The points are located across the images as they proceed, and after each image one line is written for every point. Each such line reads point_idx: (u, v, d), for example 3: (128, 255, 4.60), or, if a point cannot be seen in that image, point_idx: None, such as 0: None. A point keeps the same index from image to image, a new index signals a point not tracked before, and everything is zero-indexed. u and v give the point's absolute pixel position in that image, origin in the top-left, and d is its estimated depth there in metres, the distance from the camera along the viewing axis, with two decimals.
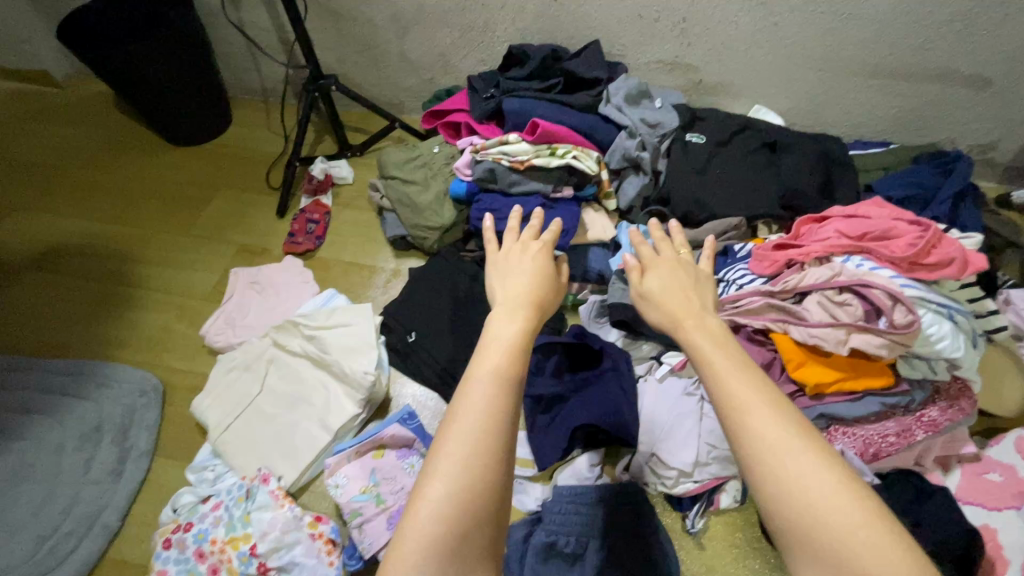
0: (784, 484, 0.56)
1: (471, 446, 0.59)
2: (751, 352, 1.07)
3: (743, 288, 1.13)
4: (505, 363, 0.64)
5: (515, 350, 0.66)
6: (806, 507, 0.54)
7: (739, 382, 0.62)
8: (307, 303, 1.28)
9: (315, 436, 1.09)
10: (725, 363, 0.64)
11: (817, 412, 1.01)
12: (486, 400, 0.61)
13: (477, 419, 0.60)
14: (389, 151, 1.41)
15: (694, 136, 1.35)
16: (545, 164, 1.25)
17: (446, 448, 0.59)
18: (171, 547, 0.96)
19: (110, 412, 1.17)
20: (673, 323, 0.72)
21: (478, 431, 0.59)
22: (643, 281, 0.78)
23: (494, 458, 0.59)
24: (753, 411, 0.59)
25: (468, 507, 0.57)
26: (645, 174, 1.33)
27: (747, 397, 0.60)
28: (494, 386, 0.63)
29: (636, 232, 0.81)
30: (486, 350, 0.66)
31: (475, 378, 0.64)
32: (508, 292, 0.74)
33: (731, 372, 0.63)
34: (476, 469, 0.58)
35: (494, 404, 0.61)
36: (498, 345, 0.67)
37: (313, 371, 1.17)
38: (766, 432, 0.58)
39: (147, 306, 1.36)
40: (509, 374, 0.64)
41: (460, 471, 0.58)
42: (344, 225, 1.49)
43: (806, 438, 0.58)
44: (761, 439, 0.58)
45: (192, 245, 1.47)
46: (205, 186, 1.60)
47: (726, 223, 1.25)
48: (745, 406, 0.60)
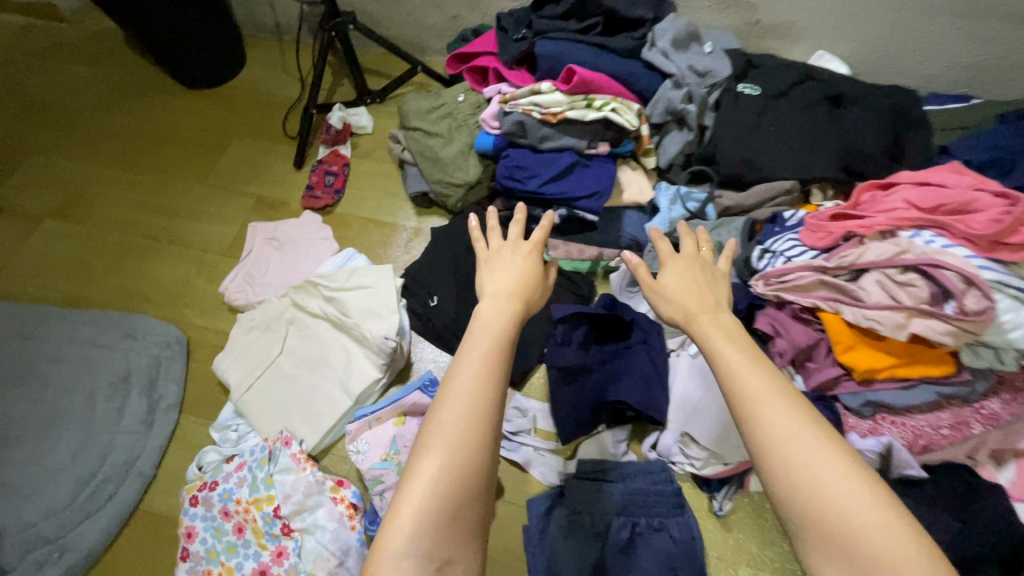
0: (792, 469, 0.54)
1: (465, 421, 0.59)
2: (797, 332, 1.00)
3: (792, 262, 1.04)
4: (501, 346, 0.64)
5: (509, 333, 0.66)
6: (816, 491, 0.53)
7: (747, 370, 0.61)
8: (327, 263, 1.23)
9: (336, 400, 1.07)
10: (733, 352, 0.64)
11: (863, 399, 0.94)
12: (478, 377, 0.61)
13: (470, 395, 0.60)
14: (411, 99, 1.32)
15: (748, 87, 1.21)
16: (581, 117, 1.13)
17: (439, 423, 0.59)
18: (197, 504, 0.98)
19: (137, 364, 1.16)
20: (685, 317, 0.71)
21: (471, 407, 0.59)
22: (659, 276, 0.77)
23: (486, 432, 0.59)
24: (759, 397, 0.59)
25: (460, 481, 0.57)
26: (689, 130, 1.21)
27: (755, 385, 0.60)
28: (489, 364, 0.63)
29: (656, 229, 0.80)
30: (481, 331, 0.66)
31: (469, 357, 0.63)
32: (506, 282, 0.72)
33: (737, 360, 0.62)
34: (468, 443, 0.58)
35: (487, 382, 0.61)
36: (494, 326, 0.66)
37: (333, 334, 1.14)
38: (774, 419, 0.57)
39: (165, 260, 1.32)
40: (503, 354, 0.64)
41: (454, 444, 0.58)
42: (363, 179, 1.41)
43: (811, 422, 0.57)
44: (767, 424, 0.57)
45: (209, 195, 1.42)
46: (221, 133, 1.53)
47: (776, 188, 1.15)
48: (751, 392, 0.59)
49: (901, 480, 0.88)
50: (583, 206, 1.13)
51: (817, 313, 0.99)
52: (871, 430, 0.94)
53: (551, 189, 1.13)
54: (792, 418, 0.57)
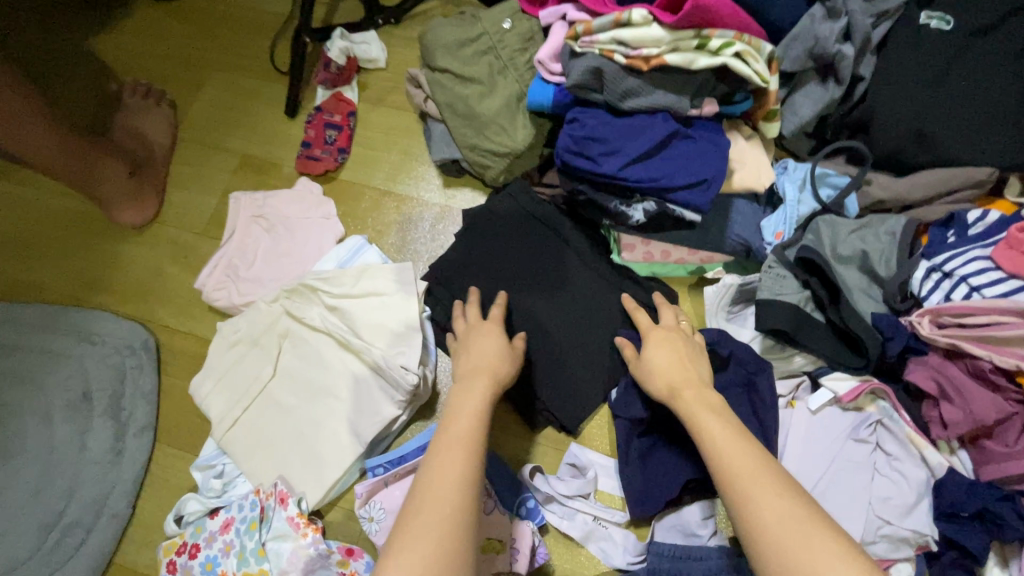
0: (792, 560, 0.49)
1: (438, 508, 0.54)
2: (980, 400, 0.71)
3: (985, 296, 0.73)
4: (474, 429, 0.62)
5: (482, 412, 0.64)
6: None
7: (740, 456, 0.57)
8: (328, 255, 0.95)
9: (344, 444, 0.84)
10: (722, 429, 0.61)
11: None
12: (456, 464, 0.58)
13: (448, 485, 0.56)
14: (437, 25, 0.95)
15: (935, 18, 0.82)
16: (686, 63, 0.78)
17: (413, 513, 0.54)
18: (176, 572, 0.80)
19: (99, 377, 0.94)
20: (671, 393, 0.68)
21: (447, 490, 0.55)
22: (643, 353, 0.75)
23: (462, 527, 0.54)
24: (749, 477, 0.55)
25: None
26: (837, 85, 0.83)
27: (750, 474, 0.55)
28: (462, 445, 0.60)
29: (634, 304, 0.81)
30: (459, 409, 0.65)
31: (444, 443, 0.60)
32: (489, 361, 0.73)
33: (729, 445, 0.59)
34: (438, 534, 0.52)
35: (460, 469, 0.57)
36: (470, 406, 0.65)
37: (338, 354, 0.89)
38: (769, 512, 0.52)
39: (133, 239, 1.06)
40: (477, 437, 0.61)
41: (426, 536, 0.52)
42: (375, 134, 1.08)
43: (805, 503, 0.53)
44: (755, 506, 0.53)
45: (182, 154, 1.12)
46: (195, 65, 1.19)
47: (962, 177, 0.80)
48: (738, 472, 0.56)
49: None
50: (679, 199, 0.81)
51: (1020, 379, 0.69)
52: None
53: (636, 172, 0.80)
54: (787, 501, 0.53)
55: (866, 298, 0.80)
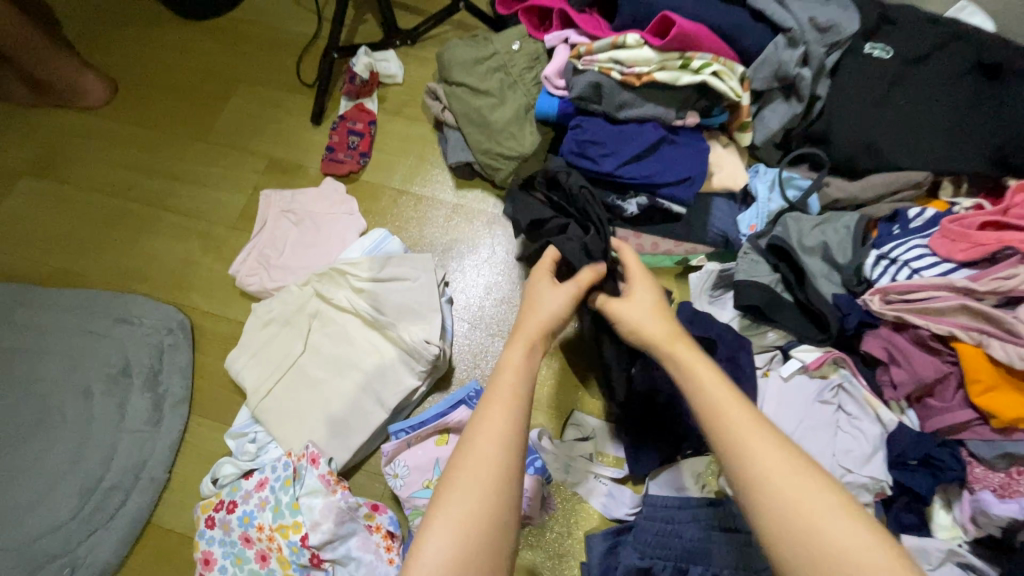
0: (787, 509, 0.51)
1: (478, 475, 0.57)
2: (921, 363, 0.84)
3: (923, 277, 0.86)
4: (515, 397, 0.61)
5: (526, 379, 0.64)
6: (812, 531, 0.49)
7: (731, 405, 0.58)
8: (352, 246, 1.05)
9: (369, 411, 0.93)
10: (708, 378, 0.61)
11: (1000, 450, 0.79)
12: (503, 426, 0.59)
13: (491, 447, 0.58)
14: (453, 45, 1.08)
15: (877, 48, 0.97)
16: (671, 80, 0.92)
17: (457, 471, 0.57)
18: (214, 527, 0.87)
19: (137, 355, 1.01)
20: (663, 344, 0.66)
21: (488, 460, 0.57)
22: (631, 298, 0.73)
23: (504, 495, 0.56)
24: (738, 426, 0.56)
25: (473, 544, 0.54)
26: (798, 102, 0.98)
27: (745, 429, 0.56)
28: (503, 408, 0.61)
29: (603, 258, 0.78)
30: (500, 377, 0.64)
31: (489, 404, 0.61)
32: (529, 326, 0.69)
33: (721, 395, 0.59)
34: (478, 504, 0.55)
35: (503, 431, 0.59)
36: (512, 373, 0.64)
37: (364, 332, 0.98)
38: (765, 458, 0.53)
39: (165, 233, 1.14)
40: (517, 407, 0.61)
41: (468, 503, 0.55)
42: (393, 140, 1.20)
43: (792, 452, 0.54)
44: (745, 453, 0.54)
45: (212, 155, 1.21)
46: (226, 77, 1.30)
47: (902, 180, 0.94)
48: (727, 423, 0.57)
49: None
50: (668, 194, 0.94)
51: (952, 343, 0.82)
52: (1004, 485, 0.79)
53: (630, 171, 0.93)
54: (775, 450, 0.54)
55: (827, 281, 0.93)
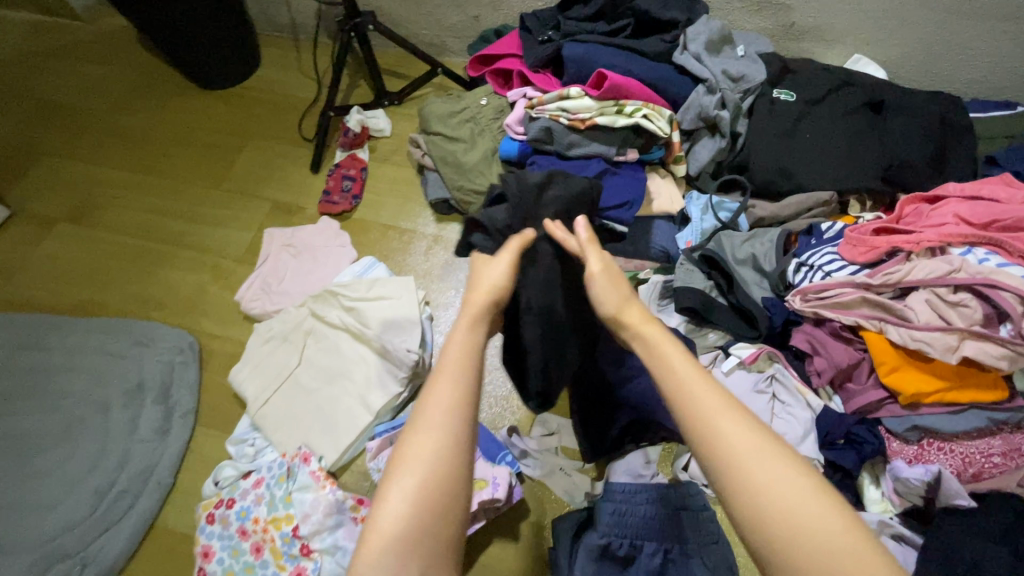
0: (772, 506, 0.50)
1: (433, 444, 0.57)
2: (837, 351, 0.95)
3: (831, 276, 1.00)
4: (463, 365, 0.63)
5: (471, 347, 0.65)
6: (794, 525, 0.50)
7: (704, 384, 0.58)
8: (345, 272, 1.20)
9: (357, 415, 1.04)
10: (688, 367, 0.60)
11: (909, 423, 0.90)
12: (452, 396, 0.60)
13: (443, 415, 0.59)
14: (432, 102, 1.28)
15: (783, 92, 1.17)
16: (610, 123, 1.11)
17: (408, 440, 0.58)
18: (214, 522, 0.95)
19: (149, 371, 1.13)
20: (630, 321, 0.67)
21: (437, 425, 0.58)
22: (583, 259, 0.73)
23: (460, 458, 0.58)
24: (719, 420, 0.55)
25: (431, 502, 0.56)
26: (722, 137, 1.16)
27: (715, 405, 0.56)
28: (448, 378, 0.61)
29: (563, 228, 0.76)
30: (448, 345, 0.65)
31: (437, 376, 0.62)
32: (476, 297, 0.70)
33: (696, 375, 0.59)
34: (433, 469, 0.57)
35: (454, 402, 0.59)
36: (453, 353, 0.64)
37: (352, 346, 1.11)
38: (737, 434, 0.54)
39: (180, 266, 1.30)
40: (466, 377, 0.62)
41: (423, 470, 0.56)
42: (381, 183, 1.38)
43: (778, 447, 0.54)
44: (727, 437, 0.54)
45: (223, 200, 1.39)
46: (237, 134, 1.50)
47: (814, 198, 1.10)
48: (707, 416, 0.56)
49: (947, 508, 0.85)
50: (612, 216, 1.12)
51: (861, 333, 0.94)
52: (917, 456, 0.89)
53: None
54: (762, 443, 0.54)
55: (758, 287, 1.07)
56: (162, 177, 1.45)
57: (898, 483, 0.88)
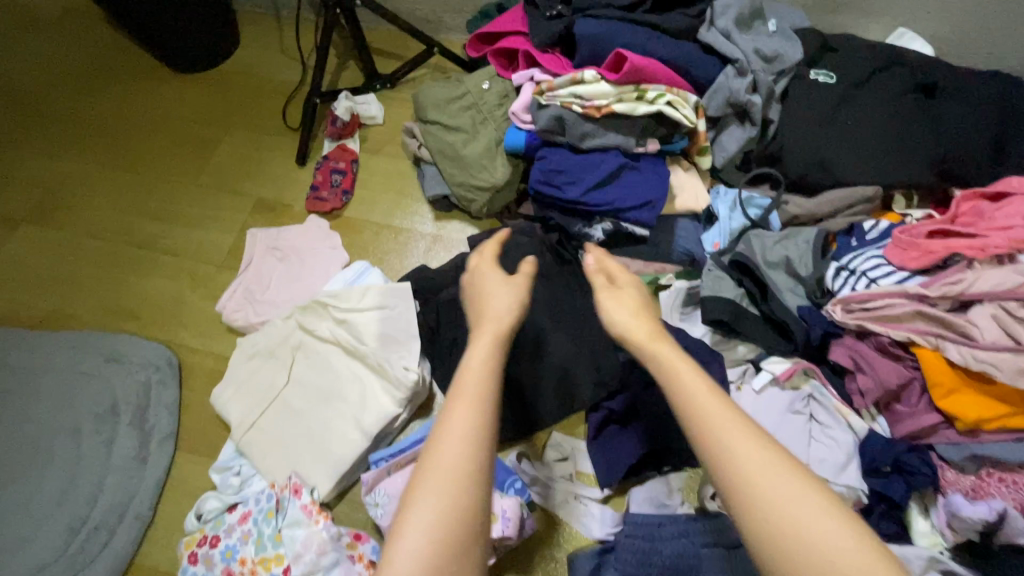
0: (803, 543, 0.45)
1: (452, 488, 0.50)
2: (885, 369, 0.86)
3: (879, 284, 0.89)
4: (483, 395, 0.56)
5: (492, 371, 0.58)
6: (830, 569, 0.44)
7: (742, 430, 0.51)
8: (335, 279, 1.09)
9: (351, 440, 0.95)
10: (705, 389, 0.55)
11: (967, 452, 0.81)
12: (470, 430, 0.53)
13: (462, 451, 0.52)
14: (427, 87, 1.15)
15: (822, 73, 1.04)
16: (630, 111, 0.98)
17: (420, 480, 0.51)
18: (198, 562, 0.87)
19: (124, 392, 1.03)
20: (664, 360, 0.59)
21: (455, 466, 0.51)
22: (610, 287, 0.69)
23: (478, 502, 0.51)
24: (739, 450, 0.50)
25: (449, 558, 0.48)
26: (752, 126, 1.03)
27: (757, 457, 0.50)
28: (472, 408, 0.55)
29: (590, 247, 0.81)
30: (467, 372, 0.58)
31: (455, 406, 0.55)
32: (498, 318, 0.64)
33: (733, 420, 0.52)
34: (450, 515, 0.49)
35: (476, 435, 0.53)
36: (474, 370, 0.58)
37: (345, 362, 1.01)
38: (779, 491, 0.48)
39: (156, 271, 1.19)
40: (484, 409, 0.55)
41: (437, 520, 0.49)
42: (373, 177, 1.26)
43: (806, 478, 0.49)
44: (770, 496, 0.48)
45: (202, 197, 1.27)
46: (216, 122, 1.37)
47: (857, 194, 0.98)
48: (727, 444, 0.51)
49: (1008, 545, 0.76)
50: (631, 218, 1.01)
51: (912, 349, 0.85)
52: (975, 488, 0.79)
53: (594, 198, 1.01)
54: (809, 498, 0.47)
55: (792, 293, 0.96)
56: (135, 172, 1.32)
57: (954, 518, 0.78)
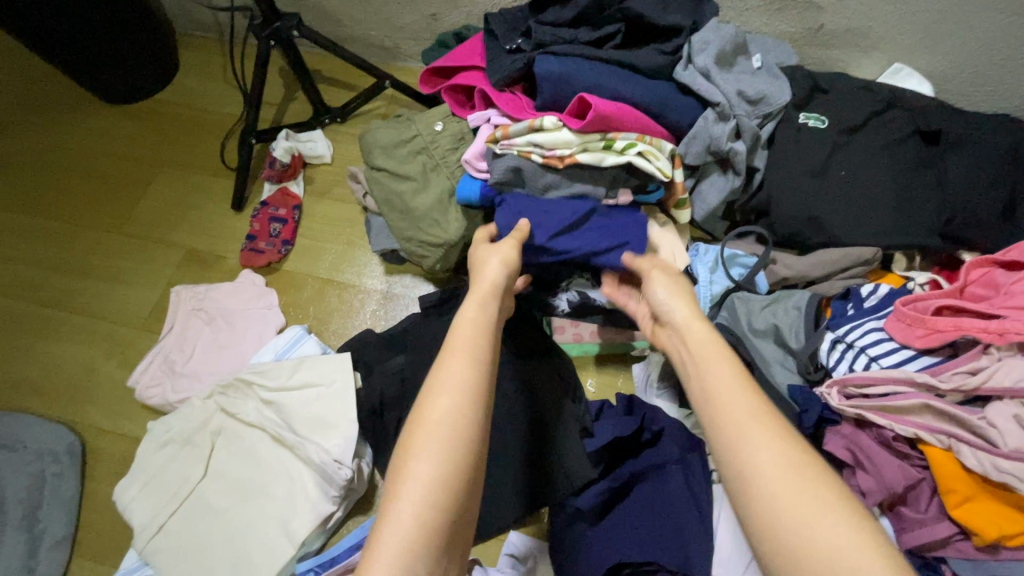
0: (786, 513, 0.48)
1: (450, 429, 0.53)
2: (889, 469, 0.73)
3: (880, 368, 0.77)
4: (480, 351, 0.60)
5: (484, 329, 0.63)
6: (812, 542, 0.46)
7: (746, 405, 0.55)
8: (265, 348, 0.96)
9: (274, 547, 0.81)
10: (728, 378, 0.58)
11: (986, 572, 0.70)
12: (466, 379, 0.57)
13: (459, 396, 0.55)
14: (375, 128, 1.02)
15: (812, 117, 0.93)
16: (595, 161, 0.86)
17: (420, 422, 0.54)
18: None
19: (15, 485, 0.89)
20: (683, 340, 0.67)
21: (454, 409, 0.55)
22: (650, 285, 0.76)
23: (471, 443, 0.54)
24: (746, 428, 0.53)
25: (448, 492, 0.51)
26: (735, 176, 0.93)
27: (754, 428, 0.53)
28: (468, 362, 0.59)
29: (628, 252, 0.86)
30: (461, 330, 0.63)
31: (454, 357, 0.59)
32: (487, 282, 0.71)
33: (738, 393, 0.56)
34: (449, 451, 0.52)
35: (471, 382, 0.57)
36: (467, 331, 0.63)
37: (272, 450, 0.87)
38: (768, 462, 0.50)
39: (65, 336, 1.05)
40: (477, 364, 0.59)
41: (435, 457, 0.52)
42: (317, 224, 1.13)
43: (814, 462, 0.51)
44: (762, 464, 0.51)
45: (123, 248, 1.13)
46: (145, 160, 1.24)
47: (853, 255, 0.88)
48: (736, 423, 0.54)
49: None
50: (602, 261, 0.87)
51: (920, 447, 0.73)
52: None
53: (561, 243, 0.86)
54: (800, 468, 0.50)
55: (781, 368, 0.85)
56: (51, 217, 1.18)
57: None
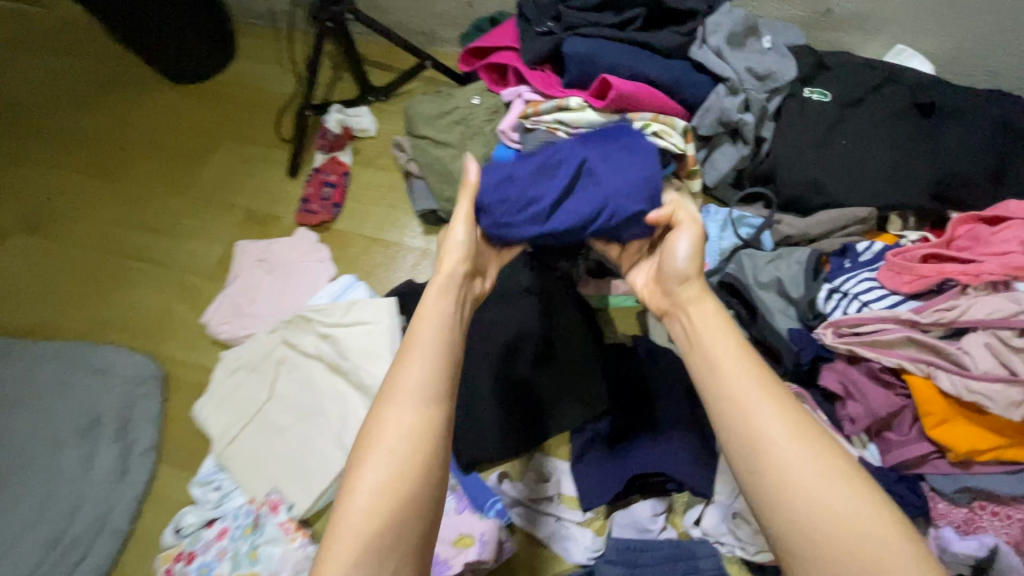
0: (793, 482, 0.52)
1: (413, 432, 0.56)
2: (875, 397, 0.83)
3: (869, 310, 0.87)
4: (438, 346, 0.61)
5: (448, 323, 0.63)
6: (818, 505, 0.51)
7: (750, 382, 0.58)
8: (320, 293, 1.09)
9: (331, 456, 0.93)
10: (732, 352, 0.61)
11: (959, 484, 0.79)
12: (424, 375, 0.58)
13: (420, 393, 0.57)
14: (418, 100, 1.14)
15: (816, 92, 1.02)
16: None
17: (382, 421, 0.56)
18: None
19: (107, 403, 1.03)
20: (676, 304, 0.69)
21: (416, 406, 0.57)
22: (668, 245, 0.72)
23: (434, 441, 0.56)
24: (750, 401, 0.57)
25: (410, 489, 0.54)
26: (744, 145, 1.04)
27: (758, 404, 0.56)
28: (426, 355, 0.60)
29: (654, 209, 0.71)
30: (422, 323, 0.62)
31: (415, 354, 0.60)
32: (454, 265, 0.67)
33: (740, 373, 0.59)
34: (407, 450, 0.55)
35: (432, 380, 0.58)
36: (428, 321, 0.62)
37: (328, 377, 1.00)
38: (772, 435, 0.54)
39: (143, 283, 1.19)
40: (439, 360, 0.60)
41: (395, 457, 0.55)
42: (364, 189, 1.25)
43: (811, 433, 0.55)
44: (767, 435, 0.55)
45: (190, 209, 1.27)
46: (208, 133, 1.38)
47: (850, 215, 0.96)
48: (740, 398, 0.57)
49: None
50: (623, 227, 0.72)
51: (903, 376, 0.82)
52: (967, 522, 0.79)
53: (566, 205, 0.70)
54: (804, 444, 0.54)
55: (783, 316, 0.93)
56: (126, 183, 1.33)
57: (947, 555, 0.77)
